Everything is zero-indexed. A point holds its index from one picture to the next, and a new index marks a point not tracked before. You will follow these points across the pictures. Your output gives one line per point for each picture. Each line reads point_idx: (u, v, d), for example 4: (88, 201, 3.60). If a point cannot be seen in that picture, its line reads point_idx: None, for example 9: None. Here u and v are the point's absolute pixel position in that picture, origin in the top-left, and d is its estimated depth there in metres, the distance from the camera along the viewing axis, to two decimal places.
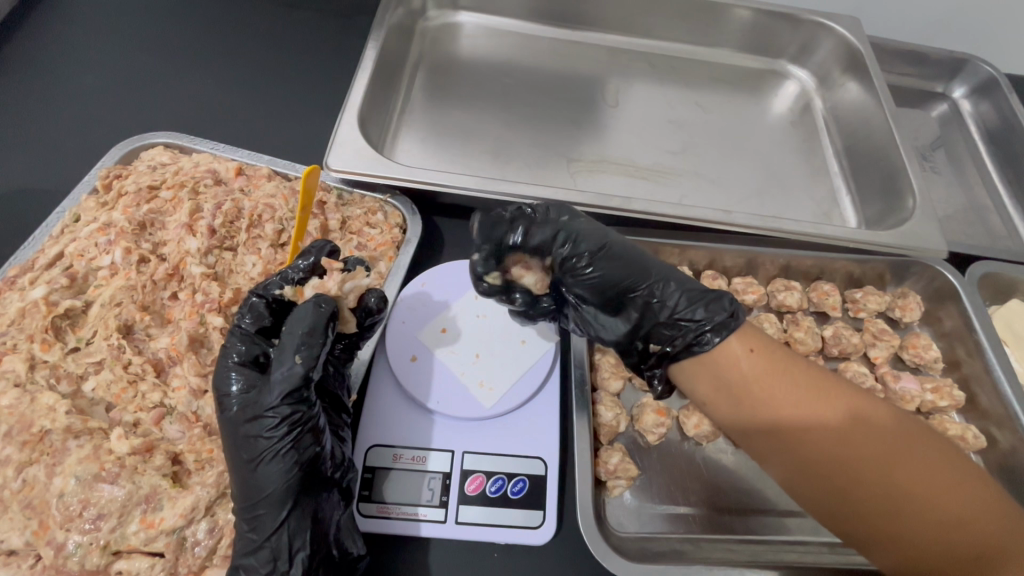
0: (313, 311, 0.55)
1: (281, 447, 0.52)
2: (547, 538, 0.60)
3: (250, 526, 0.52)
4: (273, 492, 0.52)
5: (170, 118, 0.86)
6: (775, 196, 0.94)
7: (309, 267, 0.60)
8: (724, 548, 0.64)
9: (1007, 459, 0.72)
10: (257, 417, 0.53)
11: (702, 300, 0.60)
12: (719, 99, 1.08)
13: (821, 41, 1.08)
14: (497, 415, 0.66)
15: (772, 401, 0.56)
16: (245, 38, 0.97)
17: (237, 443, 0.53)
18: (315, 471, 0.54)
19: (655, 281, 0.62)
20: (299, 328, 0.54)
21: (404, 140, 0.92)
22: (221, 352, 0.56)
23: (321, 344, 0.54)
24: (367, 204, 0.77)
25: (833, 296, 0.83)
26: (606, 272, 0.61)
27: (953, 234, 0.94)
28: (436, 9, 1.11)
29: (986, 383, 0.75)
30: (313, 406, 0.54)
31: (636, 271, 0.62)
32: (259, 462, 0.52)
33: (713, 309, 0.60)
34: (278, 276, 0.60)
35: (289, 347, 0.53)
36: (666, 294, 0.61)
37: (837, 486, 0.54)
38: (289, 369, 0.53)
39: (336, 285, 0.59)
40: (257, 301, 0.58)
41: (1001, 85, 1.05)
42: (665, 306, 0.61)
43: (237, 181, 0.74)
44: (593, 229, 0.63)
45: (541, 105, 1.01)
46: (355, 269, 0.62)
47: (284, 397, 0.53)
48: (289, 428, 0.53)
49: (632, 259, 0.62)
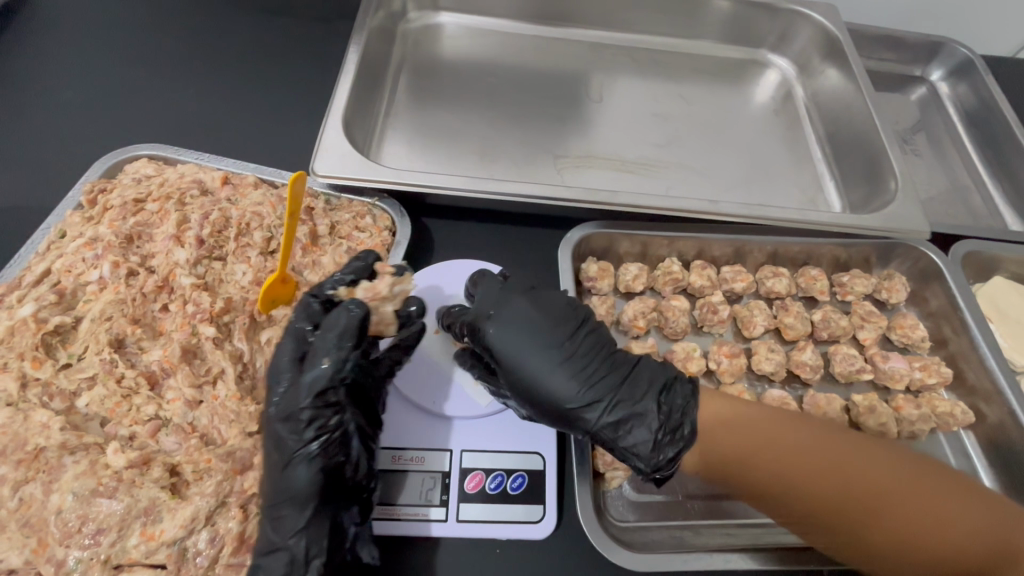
0: (344, 314, 0.58)
1: (310, 450, 0.54)
2: (548, 532, 0.61)
3: (271, 526, 0.53)
4: (297, 496, 0.53)
5: (151, 130, 0.85)
6: (760, 184, 0.95)
7: (358, 271, 0.64)
8: (722, 534, 0.65)
9: (996, 433, 0.73)
10: (289, 418, 0.55)
11: (647, 445, 0.55)
12: (702, 89, 1.09)
13: (799, 29, 1.09)
14: (493, 413, 0.66)
15: (766, 440, 0.56)
16: (225, 45, 0.96)
17: (271, 443, 0.55)
18: (338, 478, 0.55)
19: (598, 410, 0.57)
20: (332, 331, 0.57)
21: (390, 143, 0.92)
22: (276, 350, 0.58)
23: (349, 347, 0.57)
24: (355, 208, 0.77)
25: (821, 280, 0.84)
26: (533, 386, 0.59)
27: (935, 215, 0.96)
28: (416, 10, 1.11)
29: (973, 359, 0.77)
30: (339, 413, 0.56)
31: (574, 394, 0.57)
32: (288, 464, 0.54)
33: (656, 454, 0.55)
34: (331, 279, 0.63)
35: (321, 349, 0.57)
36: (603, 429, 0.57)
37: (855, 523, 0.53)
38: (318, 372, 0.56)
39: (387, 288, 0.63)
40: (311, 300, 0.61)
41: (977, 67, 1.07)
42: (597, 437, 0.58)
43: (223, 191, 0.75)
44: (538, 339, 0.60)
45: (526, 103, 1.01)
46: (404, 274, 0.66)
47: (314, 399, 0.55)
48: (317, 432, 0.55)
49: (576, 380, 0.58)
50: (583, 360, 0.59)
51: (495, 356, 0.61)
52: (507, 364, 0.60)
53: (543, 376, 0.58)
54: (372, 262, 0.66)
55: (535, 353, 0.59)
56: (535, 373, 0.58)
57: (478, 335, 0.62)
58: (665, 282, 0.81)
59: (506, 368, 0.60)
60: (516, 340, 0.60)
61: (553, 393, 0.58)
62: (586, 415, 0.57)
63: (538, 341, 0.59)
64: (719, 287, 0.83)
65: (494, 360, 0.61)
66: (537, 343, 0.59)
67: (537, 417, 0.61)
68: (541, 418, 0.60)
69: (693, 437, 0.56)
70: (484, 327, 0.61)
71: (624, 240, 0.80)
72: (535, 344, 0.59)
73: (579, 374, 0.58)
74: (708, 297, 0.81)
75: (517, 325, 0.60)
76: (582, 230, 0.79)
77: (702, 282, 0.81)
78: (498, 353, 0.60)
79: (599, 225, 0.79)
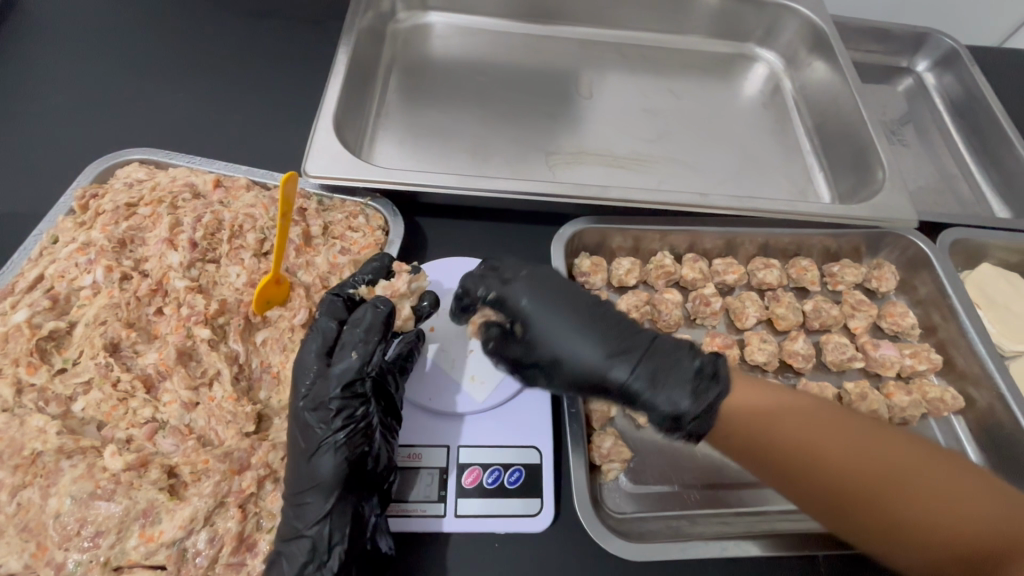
0: (372, 311, 0.60)
1: (337, 439, 0.55)
2: (546, 525, 0.61)
3: (295, 513, 0.53)
4: (322, 483, 0.53)
5: (141, 134, 0.85)
6: (750, 177, 0.96)
7: (376, 271, 0.66)
8: (718, 522, 0.66)
9: (986, 417, 0.74)
10: (318, 408, 0.56)
11: (681, 395, 0.54)
12: (691, 84, 1.10)
13: (785, 23, 1.10)
14: (490, 408, 0.67)
15: (787, 419, 0.53)
16: (213, 49, 0.96)
17: (298, 432, 0.56)
18: (363, 467, 0.56)
19: (628, 366, 0.56)
20: (359, 325, 0.59)
21: (381, 143, 0.92)
22: (303, 345, 0.60)
23: (375, 342, 0.59)
24: (348, 208, 0.77)
25: (811, 271, 0.85)
26: (561, 347, 0.58)
27: (923, 205, 0.97)
28: (405, 11, 1.11)
29: (962, 345, 0.78)
30: (365, 404, 0.57)
31: (605, 352, 0.57)
32: (315, 452, 0.54)
33: (692, 403, 0.53)
34: (351, 279, 0.65)
35: (350, 342, 0.59)
36: (641, 386, 0.55)
37: (873, 504, 0.50)
38: (347, 363, 0.57)
39: (405, 284, 0.65)
40: (334, 298, 0.62)
41: (962, 57, 1.09)
42: (634, 397, 0.56)
43: (215, 193, 0.75)
44: (562, 303, 0.60)
45: (516, 101, 1.02)
46: (420, 271, 0.67)
47: (342, 390, 0.56)
48: (344, 422, 0.56)
49: (603, 340, 0.58)
50: (607, 322, 0.59)
51: (521, 322, 0.60)
52: (534, 329, 0.59)
53: (573, 338, 0.58)
54: (388, 262, 0.68)
55: (561, 316, 0.59)
56: (562, 334, 0.58)
57: (502, 305, 0.62)
58: (658, 276, 0.82)
59: (535, 334, 0.59)
60: (540, 305, 0.59)
61: (582, 353, 0.58)
62: (618, 373, 0.56)
63: (562, 305, 0.60)
64: (711, 280, 0.83)
65: (519, 326, 0.61)
66: (561, 306, 0.60)
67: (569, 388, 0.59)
68: (573, 387, 0.59)
69: (728, 386, 0.53)
70: (507, 293, 0.61)
71: (617, 234, 0.81)
72: (558, 307, 0.59)
73: (605, 333, 0.58)
74: (700, 289, 0.82)
75: (537, 290, 0.60)
76: (575, 225, 0.80)
77: (694, 275, 0.81)
78: (524, 319, 0.60)
79: (591, 221, 0.80)
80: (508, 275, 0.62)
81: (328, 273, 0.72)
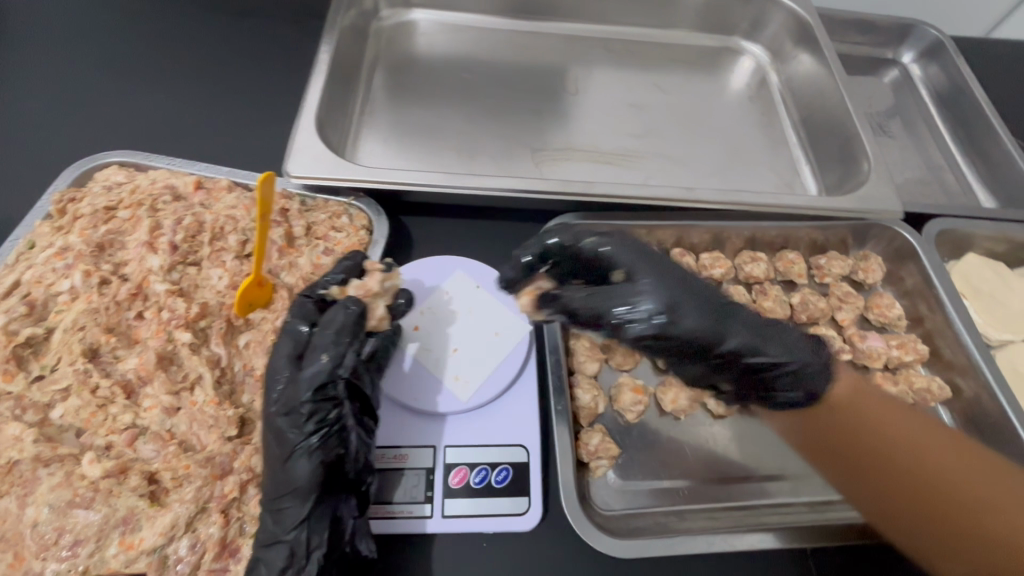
0: (341, 312, 0.59)
1: (310, 443, 0.54)
2: (533, 524, 0.61)
3: (273, 519, 0.53)
4: (298, 488, 0.53)
5: (119, 137, 0.84)
6: (738, 171, 0.96)
7: (348, 271, 0.66)
8: (707, 517, 0.66)
9: (972, 406, 0.75)
10: (290, 413, 0.55)
11: (799, 344, 0.61)
12: (678, 79, 1.09)
13: (771, 16, 1.10)
14: (475, 408, 0.66)
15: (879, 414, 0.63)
16: (193, 49, 0.95)
17: (272, 437, 0.55)
18: (339, 471, 0.55)
19: (748, 319, 0.60)
20: (330, 327, 0.59)
21: (366, 142, 0.92)
22: (273, 350, 0.59)
23: (346, 343, 0.58)
24: (331, 208, 0.76)
25: (798, 264, 0.85)
26: (686, 289, 0.59)
27: (910, 196, 0.97)
28: (388, 8, 1.10)
29: (948, 335, 0.78)
30: (338, 407, 0.57)
31: (724, 305, 0.60)
32: (289, 458, 0.54)
33: (809, 351, 0.61)
34: (323, 280, 0.65)
35: (320, 345, 0.58)
36: (754, 339, 0.59)
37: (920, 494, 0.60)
38: (317, 367, 0.57)
39: (377, 284, 0.64)
40: (305, 300, 0.62)
41: (947, 48, 1.09)
42: (746, 350, 0.59)
43: (196, 196, 0.74)
44: (668, 261, 0.63)
45: (502, 97, 1.01)
46: (392, 270, 0.67)
47: (313, 394, 0.55)
48: (317, 425, 0.55)
49: (719, 295, 0.61)
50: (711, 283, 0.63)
51: (637, 269, 0.61)
52: (657, 273, 0.60)
53: (692, 290, 0.60)
54: (360, 263, 0.68)
55: (675, 272, 0.61)
56: (686, 281, 0.60)
57: (615, 258, 0.63)
58: None
59: (657, 283, 0.59)
60: (654, 261, 0.62)
61: (708, 299, 0.60)
62: (738, 331, 0.58)
63: (675, 263, 0.63)
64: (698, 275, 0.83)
65: (631, 273, 0.62)
66: (675, 263, 0.63)
67: (681, 342, 0.58)
68: (687, 341, 0.58)
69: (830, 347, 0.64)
70: (625, 247, 0.63)
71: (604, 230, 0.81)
72: (673, 262, 0.63)
73: (718, 291, 0.62)
74: None
75: (648, 250, 0.63)
76: (561, 222, 0.80)
77: None
78: (638, 272, 0.61)
79: (578, 217, 0.80)
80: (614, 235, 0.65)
81: (312, 274, 0.71)
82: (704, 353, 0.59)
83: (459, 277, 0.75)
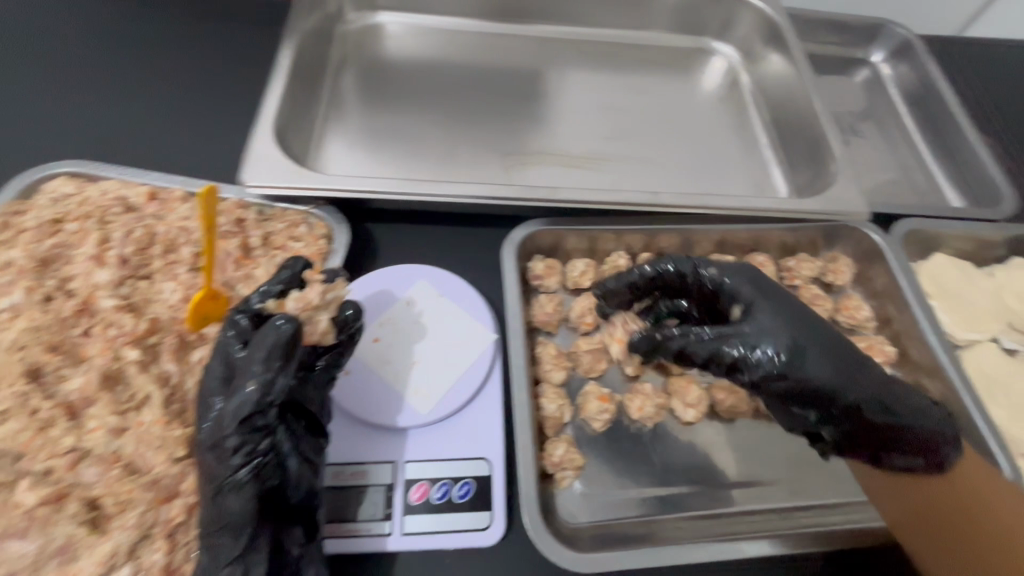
0: (271, 332, 0.51)
1: (240, 478, 0.50)
2: (495, 540, 0.60)
3: (209, 553, 0.51)
4: (232, 523, 0.50)
5: (70, 146, 0.81)
6: (708, 173, 0.95)
7: (287, 281, 0.61)
8: (675, 527, 0.65)
9: (939, 408, 0.75)
10: (216, 446, 0.50)
11: (926, 416, 0.61)
12: (649, 81, 1.09)
13: (741, 16, 1.10)
14: (437, 421, 0.65)
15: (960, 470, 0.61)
16: (150, 53, 0.92)
17: (204, 470, 0.51)
18: (276, 501, 0.52)
19: (866, 379, 0.60)
20: (259, 350, 0.51)
21: (330, 149, 0.90)
22: (205, 372, 0.55)
23: (278, 368, 0.50)
24: (290, 217, 0.74)
25: (767, 266, 0.84)
26: (806, 342, 0.59)
27: (880, 196, 0.97)
28: (354, 11, 1.08)
29: (915, 337, 0.78)
30: (270, 436, 0.52)
31: (854, 360, 0.61)
32: (218, 492, 0.50)
33: (925, 422, 0.61)
34: (258, 293, 0.60)
35: (247, 370, 0.51)
36: (865, 386, 0.60)
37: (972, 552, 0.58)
38: (243, 397, 0.50)
39: (318, 296, 0.61)
40: (239, 317, 0.56)
41: (916, 47, 1.09)
42: (860, 399, 0.59)
43: (149, 207, 0.72)
44: (791, 302, 0.62)
45: (471, 101, 1.00)
46: (335, 281, 0.63)
47: (238, 426, 0.50)
48: (245, 460, 0.50)
49: (843, 350, 0.60)
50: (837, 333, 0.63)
51: (754, 312, 0.61)
52: (779, 317, 0.60)
53: (811, 331, 0.60)
54: (301, 269, 0.63)
55: (797, 309, 0.62)
56: (809, 331, 0.60)
57: (737, 295, 0.64)
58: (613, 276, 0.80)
59: (776, 322, 0.60)
60: (776, 296, 0.62)
61: (829, 355, 0.59)
62: (860, 392, 0.59)
63: (803, 309, 0.62)
64: None
65: (745, 313, 0.62)
66: (800, 310, 0.62)
67: (789, 385, 0.59)
68: (805, 385, 0.59)
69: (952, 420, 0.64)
70: (749, 290, 0.63)
71: (572, 235, 0.79)
72: (798, 310, 0.62)
73: (845, 346, 0.61)
74: None
75: (776, 294, 0.63)
76: (527, 228, 0.79)
77: None
78: (763, 306, 0.61)
79: (544, 223, 0.78)
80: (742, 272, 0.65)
81: None
82: (817, 399, 0.59)
83: (422, 285, 0.74)
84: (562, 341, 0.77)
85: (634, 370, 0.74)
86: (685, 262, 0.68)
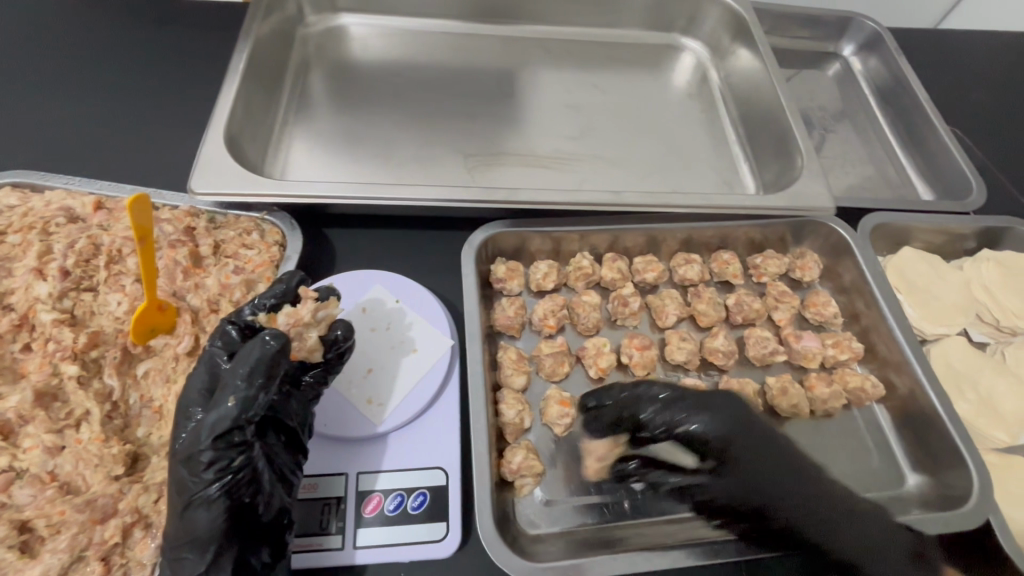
0: (258, 346, 0.51)
1: (210, 494, 0.49)
2: (451, 552, 0.58)
3: (172, 568, 0.50)
4: (198, 539, 0.49)
5: (18, 155, 0.79)
6: (676, 170, 0.94)
7: (280, 296, 0.61)
8: (638, 533, 0.64)
9: (907, 405, 0.74)
10: (190, 459, 0.49)
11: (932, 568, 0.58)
12: (618, 78, 1.07)
13: (708, 11, 1.08)
14: (391, 431, 0.63)
15: None
16: (103, 60, 0.90)
17: (175, 482, 0.50)
18: (246, 517, 0.51)
19: (850, 527, 0.58)
20: (242, 365, 0.50)
21: (289, 153, 0.88)
22: (188, 380, 0.55)
23: (259, 385, 0.50)
24: (242, 224, 0.73)
25: (733, 264, 0.83)
26: (772, 491, 0.60)
27: (849, 191, 0.96)
28: (315, 13, 1.06)
29: (883, 333, 0.77)
30: (246, 451, 0.50)
31: (834, 508, 0.59)
32: (187, 506, 0.49)
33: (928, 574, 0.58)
34: (249, 304, 0.60)
35: (230, 384, 0.50)
36: (857, 539, 0.58)
37: None
38: (222, 411, 0.49)
39: (310, 314, 0.59)
40: (229, 328, 0.57)
41: (885, 40, 1.09)
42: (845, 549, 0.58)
43: (95, 217, 0.70)
44: (762, 442, 0.62)
45: (435, 102, 0.98)
46: (328, 299, 0.62)
47: (214, 440, 0.49)
48: (219, 475, 0.49)
49: (823, 495, 0.60)
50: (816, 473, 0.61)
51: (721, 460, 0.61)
52: (746, 466, 0.60)
53: (785, 488, 0.60)
54: (296, 284, 0.62)
55: (772, 461, 0.61)
56: (779, 477, 0.60)
57: (706, 442, 0.62)
58: (577, 278, 0.79)
59: (748, 484, 0.60)
60: (748, 444, 0.61)
61: (803, 504, 0.59)
62: (843, 542, 0.58)
63: (773, 453, 0.61)
64: (631, 279, 0.81)
65: (717, 461, 0.61)
66: (770, 453, 0.61)
67: (761, 534, 0.60)
68: (783, 535, 0.59)
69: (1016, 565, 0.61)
70: (719, 438, 0.61)
71: (535, 237, 0.78)
72: (766, 453, 0.61)
73: (826, 490, 0.60)
74: (620, 290, 0.79)
75: (745, 438, 0.62)
76: (488, 230, 0.77)
77: (613, 276, 0.79)
78: (739, 464, 0.61)
79: (506, 225, 0.77)
80: (710, 410, 0.63)
81: (219, 296, 0.67)
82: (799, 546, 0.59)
83: (377, 291, 0.72)
84: (524, 344, 0.76)
85: (597, 372, 0.73)
86: (655, 407, 0.63)
